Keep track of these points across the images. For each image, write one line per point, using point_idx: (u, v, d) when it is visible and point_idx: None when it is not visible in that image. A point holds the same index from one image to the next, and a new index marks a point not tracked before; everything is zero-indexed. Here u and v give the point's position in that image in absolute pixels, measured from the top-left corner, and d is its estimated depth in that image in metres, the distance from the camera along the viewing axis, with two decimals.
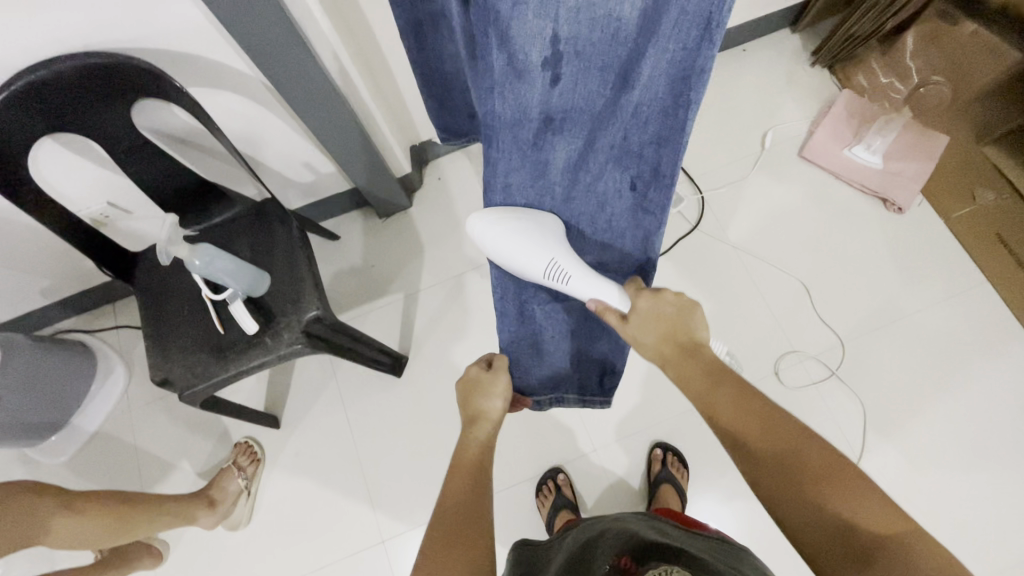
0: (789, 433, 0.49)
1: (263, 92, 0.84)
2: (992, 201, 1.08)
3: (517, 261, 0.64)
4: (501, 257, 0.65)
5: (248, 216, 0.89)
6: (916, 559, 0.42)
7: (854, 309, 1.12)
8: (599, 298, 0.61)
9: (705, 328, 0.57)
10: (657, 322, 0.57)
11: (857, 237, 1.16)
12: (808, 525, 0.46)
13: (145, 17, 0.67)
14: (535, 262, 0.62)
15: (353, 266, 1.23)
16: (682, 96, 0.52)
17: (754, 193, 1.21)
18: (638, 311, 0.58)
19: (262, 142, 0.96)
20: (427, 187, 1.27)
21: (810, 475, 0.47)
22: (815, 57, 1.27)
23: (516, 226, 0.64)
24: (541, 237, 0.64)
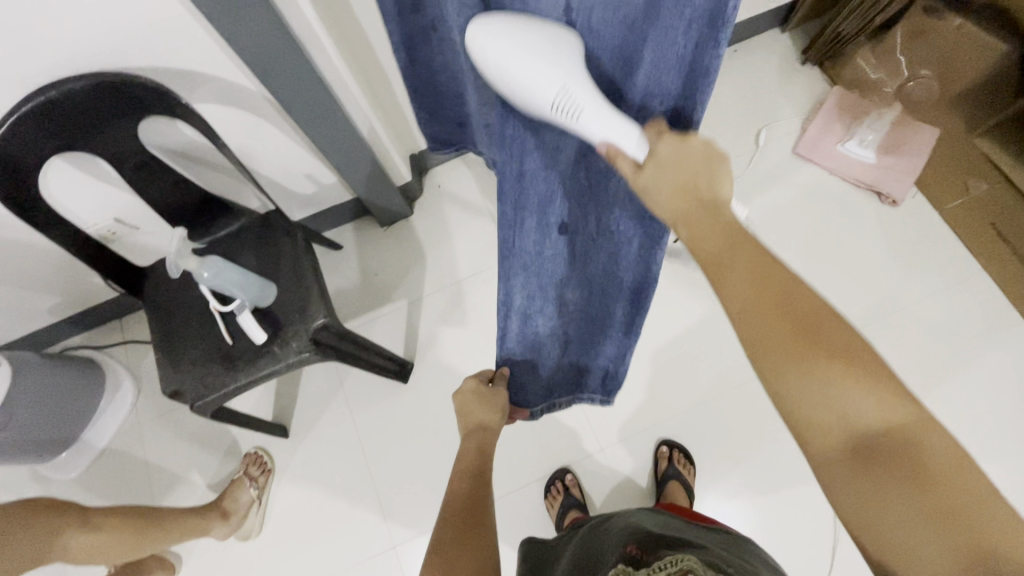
0: (809, 314, 0.38)
1: (266, 105, 0.86)
2: (984, 190, 1.09)
3: (515, 82, 0.44)
4: (498, 73, 0.45)
5: (254, 228, 0.91)
6: (922, 462, 0.35)
7: (854, 301, 1.13)
8: (612, 140, 0.45)
9: (728, 187, 0.44)
10: (674, 170, 0.44)
11: (853, 230, 1.18)
12: (809, 416, 0.37)
13: (150, 34, 0.68)
14: (541, 79, 0.43)
15: (356, 275, 1.24)
16: (691, 95, 0.47)
17: (750, 190, 1.22)
18: (654, 156, 0.44)
19: (265, 155, 0.98)
20: (428, 194, 1.29)
21: (826, 363, 0.37)
22: (805, 55, 1.29)
23: (527, 32, 0.44)
24: (556, 52, 0.44)
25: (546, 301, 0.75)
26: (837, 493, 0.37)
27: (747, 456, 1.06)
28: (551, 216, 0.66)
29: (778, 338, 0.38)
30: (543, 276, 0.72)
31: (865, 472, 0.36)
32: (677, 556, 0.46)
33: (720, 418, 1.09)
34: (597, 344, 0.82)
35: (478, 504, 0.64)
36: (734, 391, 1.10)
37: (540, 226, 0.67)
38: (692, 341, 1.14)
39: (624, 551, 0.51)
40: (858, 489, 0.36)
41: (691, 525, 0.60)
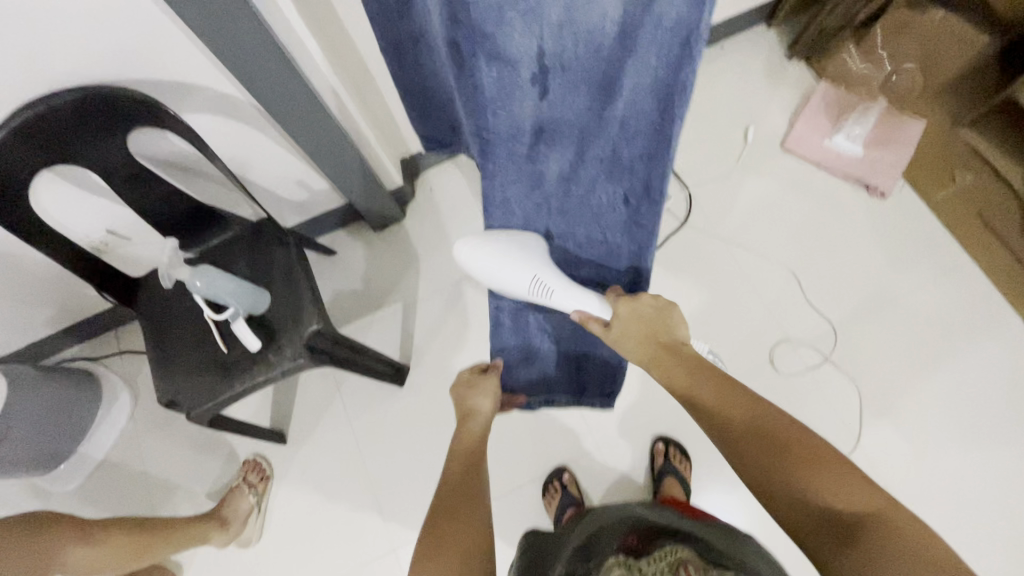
0: (771, 427, 0.53)
1: (256, 112, 0.86)
2: (971, 181, 1.11)
3: (500, 280, 0.71)
4: (485, 276, 0.72)
5: (245, 235, 0.91)
6: (895, 533, 0.44)
7: (845, 294, 1.14)
8: (581, 309, 0.69)
9: (681, 330, 0.66)
10: (637, 327, 0.66)
11: (842, 223, 1.19)
12: (791, 505, 0.49)
13: (136, 47, 0.69)
14: (517, 279, 0.70)
15: (351, 280, 1.25)
16: (667, 112, 0.54)
17: (740, 186, 1.23)
18: (618, 318, 0.67)
19: (256, 163, 0.98)
20: (420, 198, 1.29)
21: (793, 462, 0.50)
22: (791, 51, 1.30)
23: (497, 250, 0.71)
24: (523, 253, 0.71)
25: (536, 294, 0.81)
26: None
27: None
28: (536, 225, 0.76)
29: (753, 449, 0.52)
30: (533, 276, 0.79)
31: (852, 547, 0.45)
32: (673, 551, 0.50)
33: None
34: (591, 341, 0.84)
35: (470, 479, 0.66)
36: None
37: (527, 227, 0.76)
38: None
39: (624, 540, 0.53)
40: (851, 566, 0.44)
41: (690, 513, 0.62)
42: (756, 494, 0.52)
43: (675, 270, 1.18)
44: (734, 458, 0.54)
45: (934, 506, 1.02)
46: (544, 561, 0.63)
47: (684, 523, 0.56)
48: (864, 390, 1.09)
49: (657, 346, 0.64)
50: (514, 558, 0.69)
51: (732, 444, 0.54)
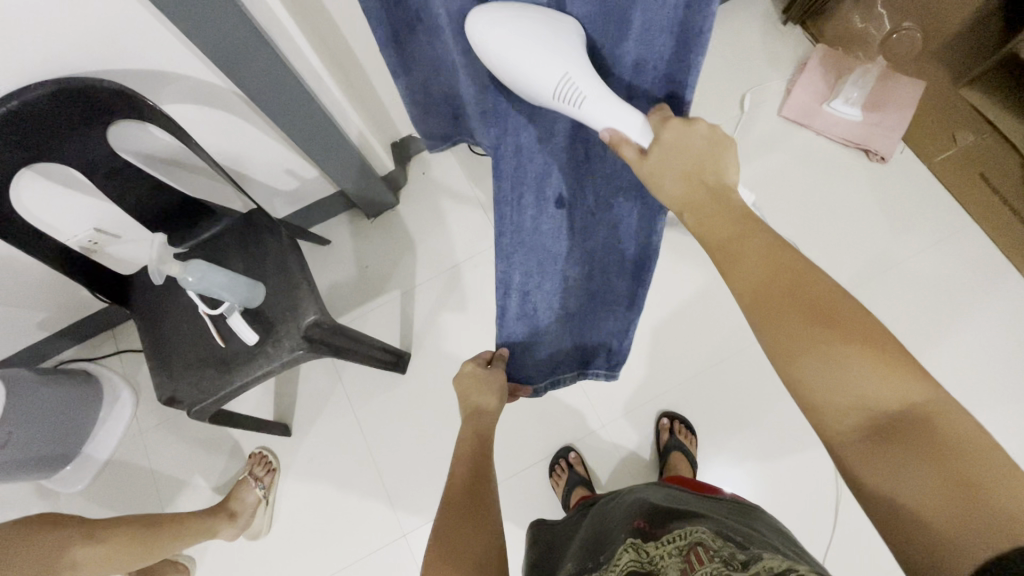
0: (814, 293, 0.41)
1: (237, 99, 0.83)
2: (972, 140, 1.12)
3: (518, 74, 0.49)
4: (501, 63, 0.49)
5: (236, 227, 0.89)
6: (940, 434, 0.35)
7: (847, 262, 1.13)
8: (617, 129, 0.49)
9: (735, 172, 0.49)
10: (678, 156, 0.48)
11: (843, 190, 1.17)
12: (826, 388, 0.38)
13: (109, 36, 0.66)
14: (543, 72, 0.48)
15: (347, 269, 1.23)
16: (685, 52, 0.49)
17: (738, 156, 1.21)
18: (660, 143, 0.49)
19: (241, 152, 0.95)
20: (413, 182, 1.27)
21: (842, 341, 0.38)
22: (787, 15, 1.26)
23: (528, 25, 0.47)
24: (557, 45, 0.48)
25: (545, 276, 0.76)
26: (854, 471, 0.37)
27: (747, 422, 1.08)
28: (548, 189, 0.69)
29: (780, 311, 0.41)
30: (541, 254, 0.73)
31: (884, 444, 0.36)
32: (685, 529, 0.47)
33: (719, 386, 1.10)
34: (599, 320, 0.82)
35: (479, 474, 0.66)
36: (731, 360, 1.10)
37: (538, 200, 0.70)
38: (687, 312, 1.14)
39: (633, 527, 0.52)
40: (876, 462, 0.36)
41: (699, 496, 0.61)
42: (784, 375, 0.41)
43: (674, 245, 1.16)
44: (769, 326, 0.42)
45: None
46: (553, 551, 0.64)
47: (692, 508, 0.55)
48: None
49: (705, 192, 0.48)
50: (526, 549, 0.70)
51: (763, 324, 0.42)
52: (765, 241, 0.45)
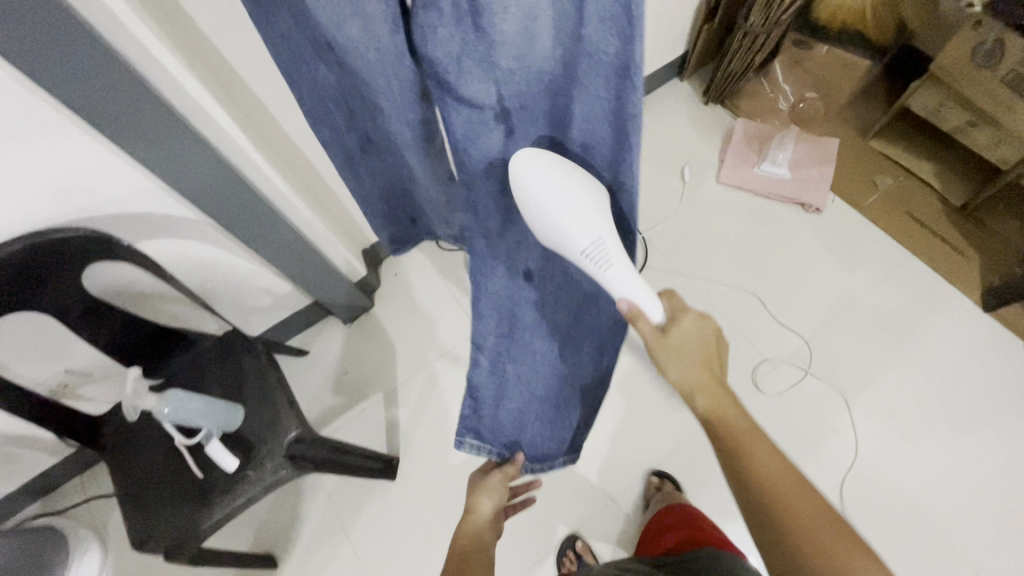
0: (787, 487, 0.56)
1: (212, 228, 0.87)
2: (891, 185, 1.26)
3: (555, 225, 0.52)
4: (536, 212, 0.52)
5: (212, 350, 0.89)
6: None
7: (807, 307, 1.18)
8: (634, 301, 0.55)
9: (725, 356, 0.62)
10: (692, 345, 0.58)
11: (790, 241, 1.25)
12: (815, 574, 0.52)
13: (88, 189, 0.70)
14: (582, 233, 0.51)
15: (328, 379, 1.22)
16: (625, 138, 0.50)
17: (689, 221, 1.29)
18: (676, 322, 0.57)
19: (215, 275, 0.97)
20: (386, 284, 1.30)
21: (808, 531, 0.54)
22: (706, 96, 1.41)
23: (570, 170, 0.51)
24: (588, 203, 0.52)
25: (514, 340, 0.78)
26: None
27: None
28: (518, 265, 0.68)
29: (761, 507, 0.56)
30: (512, 322, 0.75)
31: None
32: None
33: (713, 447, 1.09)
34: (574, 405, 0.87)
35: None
36: None
37: (509, 271, 0.68)
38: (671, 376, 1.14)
39: None
40: None
41: None
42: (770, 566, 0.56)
43: None
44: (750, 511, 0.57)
45: (945, 505, 1.01)
46: None
47: None
48: (846, 393, 1.10)
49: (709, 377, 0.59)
50: None
51: (755, 513, 0.56)
52: (750, 441, 0.58)
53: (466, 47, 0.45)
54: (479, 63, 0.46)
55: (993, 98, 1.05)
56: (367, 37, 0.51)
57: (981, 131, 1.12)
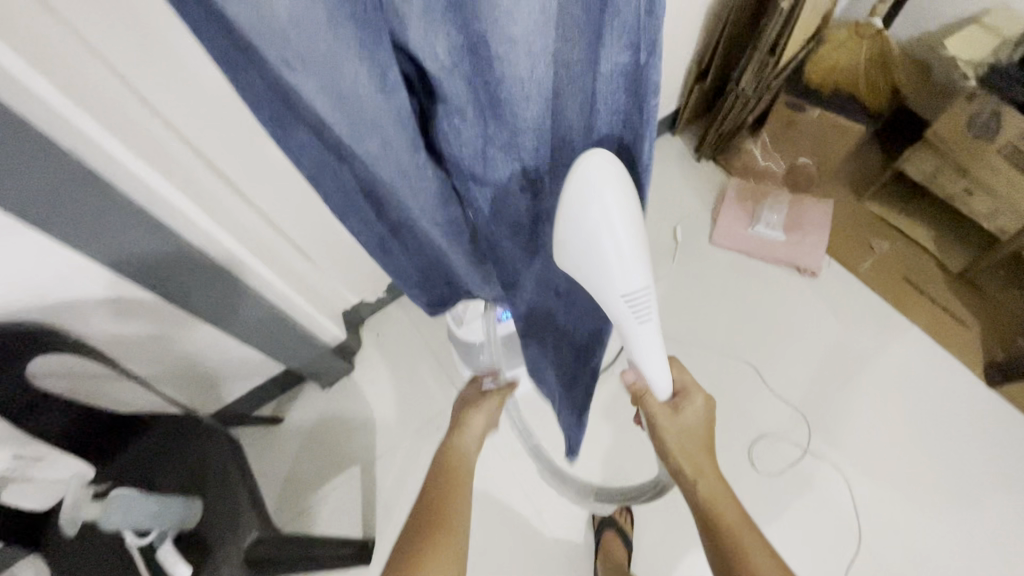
0: (734, 508, 0.69)
1: (158, 303, 0.80)
2: (888, 248, 1.23)
3: (602, 242, 0.52)
4: (590, 223, 0.50)
5: (168, 434, 0.82)
6: None
7: (797, 372, 1.15)
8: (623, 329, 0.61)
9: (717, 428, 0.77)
10: (694, 407, 0.74)
11: (785, 307, 1.21)
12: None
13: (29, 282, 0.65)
14: (631, 270, 0.54)
15: (303, 449, 1.15)
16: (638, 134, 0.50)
17: (681, 283, 1.25)
18: (686, 391, 0.74)
19: (169, 354, 0.90)
20: (366, 346, 1.24)
21: (744, 546, 0.65)
22: (699, 152, 1.38)
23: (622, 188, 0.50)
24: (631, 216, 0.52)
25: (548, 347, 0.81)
26: None
27: None
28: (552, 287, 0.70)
29: (705, 521, 0.70)
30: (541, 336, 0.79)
31: None
32: None
33: None
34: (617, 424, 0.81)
35: None
36: None
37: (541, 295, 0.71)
38: None
39: None
40: None
41: None
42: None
43: None
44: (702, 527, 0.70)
45: None
46: None
47: None
48: (848, 475, 1.05)
49: (703, 449, 0.73)
50: None
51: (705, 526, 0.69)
52: (711, 475, 0.72)
53: (488, 138, 0.45)
54: (502, 147, 0.46)
55: (992, 169, 1.03)
56: (387, 164, 0.46)
57: (979, 199, 1.10)
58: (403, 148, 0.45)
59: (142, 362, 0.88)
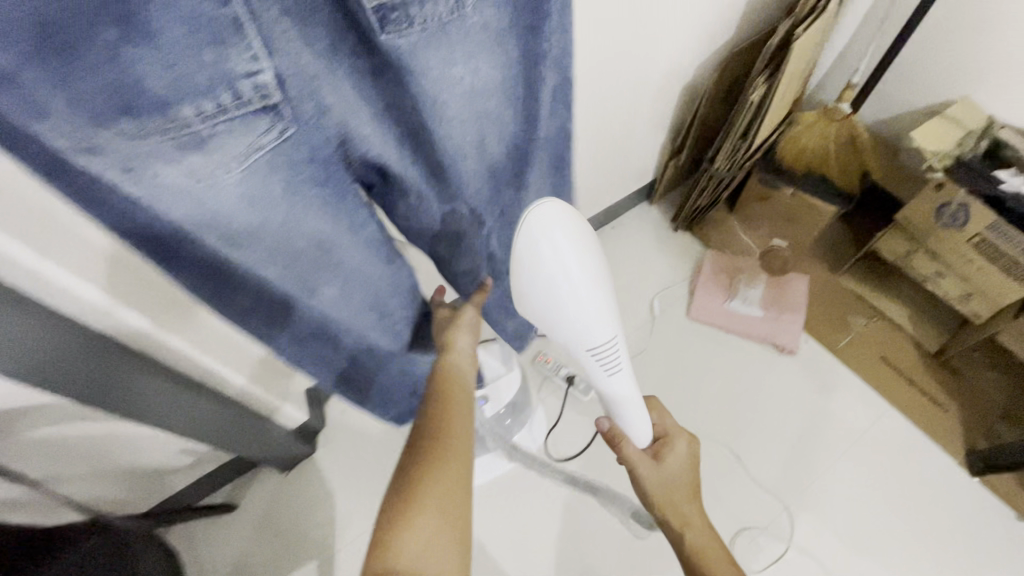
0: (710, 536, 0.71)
1: (107, 416, 0.74)
2: (864, 325, 1.23)
3: (564, 291, 0.57)
4: (546, 269, 0.56)
5: (102, 553, 0.74)
6: None
7: (770, 452, 1.12)
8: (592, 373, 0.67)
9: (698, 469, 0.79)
10: (679, 442, 0.77)
11: (762, 386, 1.19)
12: None
13: None
14: (597, 317, 0.60)
15: (258, 541, 1.08)
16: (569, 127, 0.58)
17: (659, 360, 1.22)
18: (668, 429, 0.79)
19: (103, 459, 0.82)
20: (330, 423, 1.18)
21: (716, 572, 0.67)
22: (674, 223, 1.36)
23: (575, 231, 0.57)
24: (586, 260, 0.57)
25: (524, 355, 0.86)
26: None
27: None
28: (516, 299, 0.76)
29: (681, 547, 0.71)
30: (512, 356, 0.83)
31: None
32: None
33: None
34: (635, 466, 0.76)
35: None
36: None
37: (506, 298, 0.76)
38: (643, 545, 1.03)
39: None
40: None
41: None
42: None
43: (613, 465, 1.10)
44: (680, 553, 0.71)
45: None
46: None
47: None
48: (834, 571, 1.02)
49: (686, 492, 0.74)
50: None
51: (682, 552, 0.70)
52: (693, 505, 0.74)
53: (448, 184, 0.51)
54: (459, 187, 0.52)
55: (962, 256, 1.04)
56: (342, 277, 0.50)
57: (950, 283, 1.10)
58: (358, 258, 0.50)
59: (72, 469, 0.80)
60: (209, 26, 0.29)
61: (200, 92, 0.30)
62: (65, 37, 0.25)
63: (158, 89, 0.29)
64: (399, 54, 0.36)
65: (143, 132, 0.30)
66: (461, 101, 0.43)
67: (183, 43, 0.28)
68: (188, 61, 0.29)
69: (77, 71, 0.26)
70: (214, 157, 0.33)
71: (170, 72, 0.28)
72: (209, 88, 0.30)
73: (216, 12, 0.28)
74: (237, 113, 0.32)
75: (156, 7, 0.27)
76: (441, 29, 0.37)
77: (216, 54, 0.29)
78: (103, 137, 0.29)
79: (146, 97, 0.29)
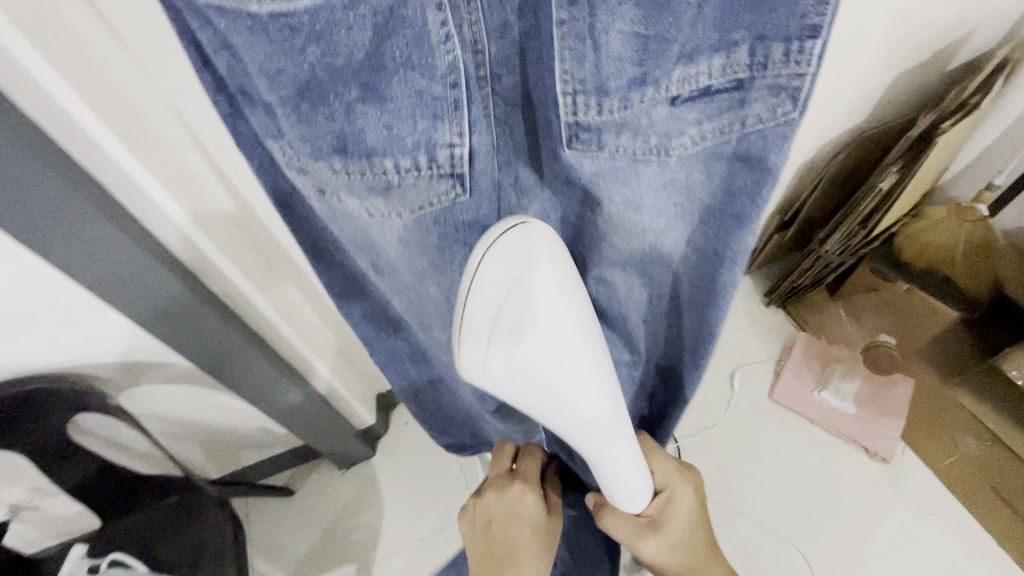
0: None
1: (208, 381, 0.80)
2: (978, 448, 1.06)
3: (546, 358, 0.39)
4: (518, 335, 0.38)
5: (175, 507, 0.82)
6: None
7: (841, 558, 1.04)
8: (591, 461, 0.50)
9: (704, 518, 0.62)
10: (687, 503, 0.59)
11: (845, 490, 1.09)
12: None
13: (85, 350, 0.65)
14: (588, 401, 0.43)
15: (308, 530, 1.12)
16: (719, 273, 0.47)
17: (732, 438, 1.16)
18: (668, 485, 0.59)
19: (195, 420, 0.89)
20: (393, 432, 1.21)
21: None
22: (767, 298, 1.30)
23: (558, 271, 0.38)
24: (572, 312, 0.39)
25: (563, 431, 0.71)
26: None
27: None
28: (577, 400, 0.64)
29: None
30: None
31: None
32: None
33: None
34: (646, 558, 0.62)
35: None
36: None
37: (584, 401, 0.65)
38: None
39: None
40: None
41: None
42: None
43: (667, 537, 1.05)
44: None
45: None
46: None
47: None
48: None
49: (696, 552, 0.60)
50: None
51: None
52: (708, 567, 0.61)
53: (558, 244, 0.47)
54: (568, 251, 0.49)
55: None
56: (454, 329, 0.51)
57: None
58: None
59: (170, 425, 0.87)
60: (434, 103, 0.31)
61: (404, 151, 0.33)
62: (318, 92, 0.30)
63: (372, 142, 0.33)
64: (579, 165, 0.37)
65: (344, 168, 0.34)
66: (631, 225, 0.43)
67: (407, 112, 0.31)
68: (405, 124, 0.32)
69: (322, 113, 0.31)
70: (391, 204, 0.37)
71: (387, 129, 0.32)
72: (413, 149, 0.33)
73: (446, 93, 0.31)
74: (428, 174, 0.35)
75: (398, 81, 0.30)
76: (630, 163, 0.38)
77: (431, 125, 0.32)
78: (314, 165, 0.35)
79: (364, 144, 0.33)
